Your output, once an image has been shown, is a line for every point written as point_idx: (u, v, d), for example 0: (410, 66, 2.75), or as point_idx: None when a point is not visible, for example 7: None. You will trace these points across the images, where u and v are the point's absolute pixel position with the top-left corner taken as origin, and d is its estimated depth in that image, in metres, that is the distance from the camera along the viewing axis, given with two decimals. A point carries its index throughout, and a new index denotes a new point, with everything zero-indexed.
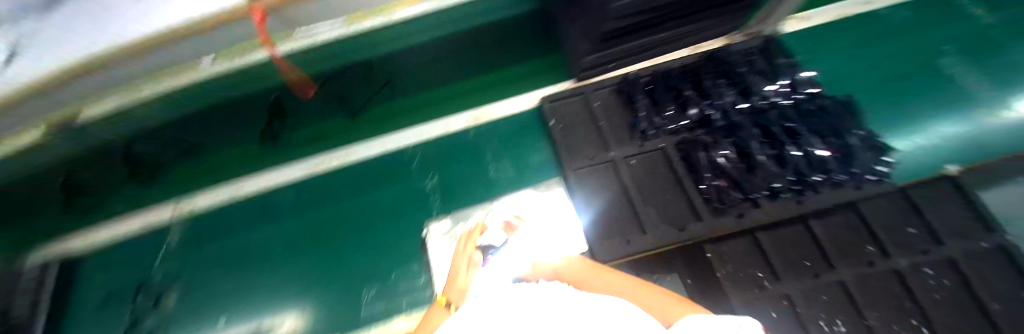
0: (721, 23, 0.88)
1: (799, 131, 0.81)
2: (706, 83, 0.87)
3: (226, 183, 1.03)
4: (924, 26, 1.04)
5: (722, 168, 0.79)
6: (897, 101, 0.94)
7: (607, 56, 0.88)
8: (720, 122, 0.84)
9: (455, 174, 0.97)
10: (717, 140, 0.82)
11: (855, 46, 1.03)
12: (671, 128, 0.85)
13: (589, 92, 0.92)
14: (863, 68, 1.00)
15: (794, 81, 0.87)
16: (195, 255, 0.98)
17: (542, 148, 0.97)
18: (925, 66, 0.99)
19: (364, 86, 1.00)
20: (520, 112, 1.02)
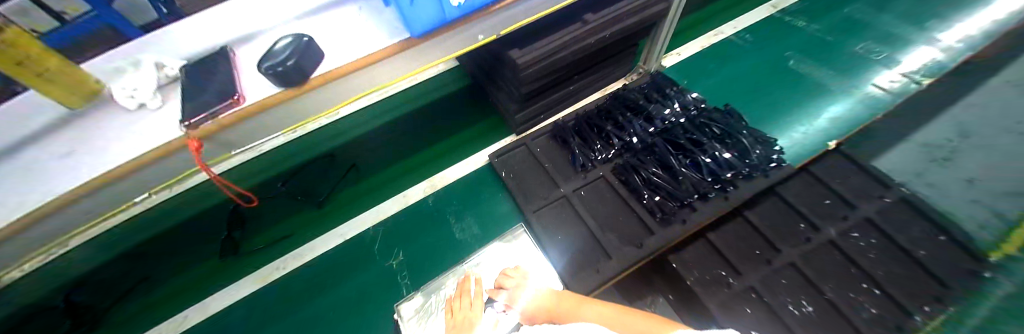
0: (614, 67, 1.04)
1: (702, 141, 0.91)
2: (618, 115, 0.98)
3: (170, 318, 0.91)
4: (771, 41, 1.31)
5: (654, 183, 0.86)
6: (772, 102, 1.14)
7: (533, 111, 0.99)
8: (639, 145, 0.93)
9: (421, 246, 0.94)
10: (642, 160, 0.91)
11: (728, 65, 1.24)
12: (603, 159, 0.93)
13: (528, 140, 1.01)
14: (740, 80, 1.20)
15: (682, 103, 0.99)
16: None
17: (500, 199, 0.99)
18: (783, 70, 1.22)
19: (336, 173, 1.09)
20: (470, 173, 1.05)
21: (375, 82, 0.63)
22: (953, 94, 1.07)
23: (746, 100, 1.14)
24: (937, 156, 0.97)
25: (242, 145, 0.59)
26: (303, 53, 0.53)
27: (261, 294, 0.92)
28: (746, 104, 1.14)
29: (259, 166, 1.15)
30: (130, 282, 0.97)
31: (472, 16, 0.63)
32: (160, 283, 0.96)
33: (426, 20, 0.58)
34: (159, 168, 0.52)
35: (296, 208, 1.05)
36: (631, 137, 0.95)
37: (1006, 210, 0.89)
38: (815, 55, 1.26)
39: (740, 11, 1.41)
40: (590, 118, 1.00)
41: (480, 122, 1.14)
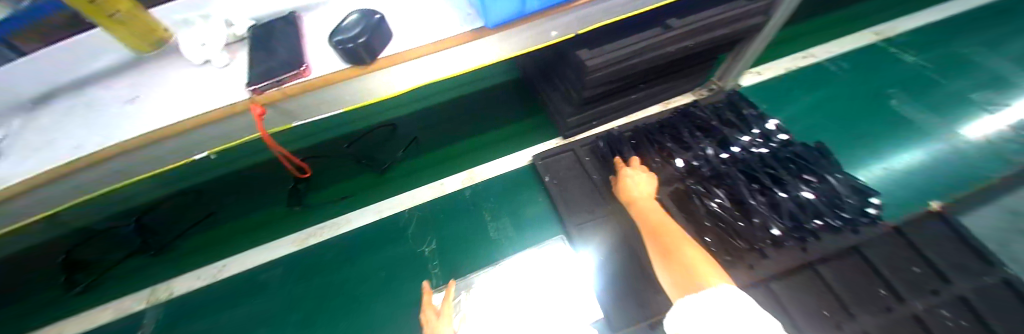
0: (686, 79, 0.94)
1: (782, 177, 0.78)
2: (684, 134, 0.87)
3: (211, 263, 0.96)
4: (868, 74, 1.16)
5: (719, 218, 0.77)
6: (859, 142, 1.00)
7: (589, 116, 0.91)
8: (705, 170, 0.82)
9: (454, 236, 0.91)
10: (709, 189, 0.80)
11: (812, 95, 1.11)
12: (663, 180, 0.84)
13: (578, 147, 0.93)
14: (825, 113, 1.07)
15: (763, 131, 0.87)
16: None
17: (539, 203, 0.93)
18: (880, 108, 1.07)
19: (392, 144, 1.09)
20: (511, 170, 1.00)
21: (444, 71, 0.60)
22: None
23: (833, 136, 1.02)
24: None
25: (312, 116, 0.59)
26: (373, 31, 0.51)
27: (295, 258, 0.94)
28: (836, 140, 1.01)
29: (300, 134, 1.16)
30: (181, 222, 1.03)
31: (551, 10, 0.56)
32: (204, 230, 1.01)
33: (503, 12, 0.53)
34: (213, 130, 0.51)
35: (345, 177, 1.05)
36: (694, 161, 0.84)
37: None
38: (918, 95, 1.10)
39: (830, 36, 1.26)
40: (652, 133, 0.90)
41: (528, 118, 1.08)
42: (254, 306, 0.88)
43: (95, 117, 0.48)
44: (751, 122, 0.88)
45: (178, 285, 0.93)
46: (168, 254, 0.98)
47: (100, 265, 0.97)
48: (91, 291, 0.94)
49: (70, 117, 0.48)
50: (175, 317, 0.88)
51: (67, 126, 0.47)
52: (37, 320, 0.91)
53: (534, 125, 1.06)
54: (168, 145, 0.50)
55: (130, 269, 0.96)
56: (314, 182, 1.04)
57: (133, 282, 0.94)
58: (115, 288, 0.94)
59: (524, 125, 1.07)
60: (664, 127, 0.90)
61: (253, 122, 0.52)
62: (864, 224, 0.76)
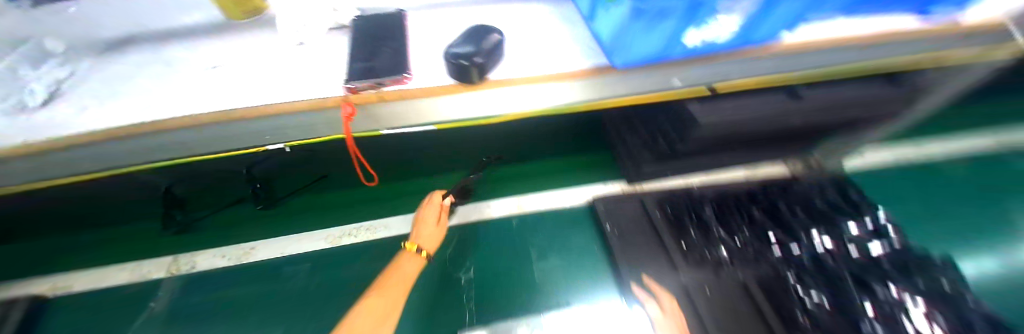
0: (779, 151, 0.87)
1: (896, 278, 0.63)
2: (783, 210, 0.76)
3: (242, 244, 0.93)
4: (983, 180, 1.02)
5: (813, 313, 0.62)
6: (986, 256, 0.84)
7: (667, 168, 0.85)
8: (808, 259, 0.68)
9: (494, 269, 0.82)
10: (802, 277, 0.66)
11: (922, 190, 0.97)
12: (746, 255, 0.71)
13: (649, 197, 0.84)
14: (937, 216, 0.93)
15: (874, 222, 0.73)
16: (167, 321, 0.81)
17: (592, 250, 0.83)
18: (1006, 222, 0.92)
19: (444, 158, 1.01)
20: (565, 207, 0.92)
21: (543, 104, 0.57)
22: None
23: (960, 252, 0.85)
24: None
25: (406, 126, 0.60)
26: (493, 53, 0.49)
27: (323, 254, 0.90)
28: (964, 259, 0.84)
29: None
30: (287, 179, 1.02)
31: (693, 59, 0.50)
32: (303, 192, 1.00)
33: (644, 54, 0.48)
34: (300, 118, 0.51)
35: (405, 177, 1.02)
36: (795, 243, 0.70)
37: None
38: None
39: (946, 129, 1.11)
40: (737, 199, 0.80)
41: (588, 155, 1.01)
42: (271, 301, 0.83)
43: (221, 96, 0.50)
44: (856, 209, 0.76)
45: (202, 259, 0.91)
46: (217, 221, 0.96)
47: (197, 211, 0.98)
48: (190, 232, 0.95)
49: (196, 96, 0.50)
50: (193, 293, 0.85)
51: (195, 101, 0.49)
52: (75, 260, 0.91)
53: (591, 164, 0.99)
54: (273, 125, 0.52)
55: (210, 220, 0.96)
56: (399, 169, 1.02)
57: (168, 241, 0.93)
58: (174, 242, 0.93)
59: (579, 162, 1.01)
60: (756, 197, 0.80)
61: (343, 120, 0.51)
62: None
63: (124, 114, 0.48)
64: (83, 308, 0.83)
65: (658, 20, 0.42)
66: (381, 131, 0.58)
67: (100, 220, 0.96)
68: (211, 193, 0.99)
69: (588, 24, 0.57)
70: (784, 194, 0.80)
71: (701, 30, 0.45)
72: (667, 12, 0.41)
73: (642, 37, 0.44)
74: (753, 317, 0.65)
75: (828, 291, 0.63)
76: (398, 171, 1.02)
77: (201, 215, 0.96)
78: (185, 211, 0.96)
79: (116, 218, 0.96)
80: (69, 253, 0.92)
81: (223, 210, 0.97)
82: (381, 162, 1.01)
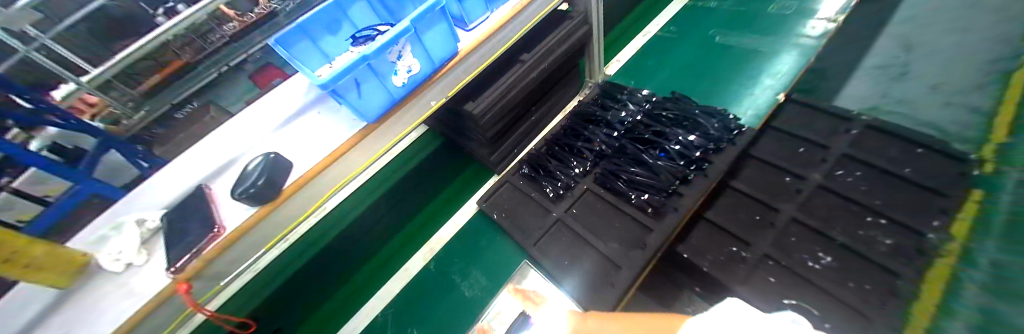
0: (566, 89, 1.16)
1: (663, 130, 0.94)
2: (582, 131, 1.02)
3: None
4: (694, 27, 1.45)
5: (635, 183, 0.88)
6: (709, 77, 1.25)
7: (506, 147, 1.04)
8: (609, 151, 0.96)
9: (437, 313, 0.89)
10: (620, 163, 0.92)
11: (662, 57, 1.37)
12: (581, 174, 0.95)
13: (509, 175, 1.03)
14: (677, 68, 1.32)
15: (635, 101, 1.04)
16: None
17: (502, 241, 0.98)
18: (715, 46, 1.34)
19: (335, 266, 1.00)
20: (463, 225, 1.04)
21: (342, 173, 0.56)
22: (869, 31, 1.23)
23: (688, 87, 1.24)
24: (898, 73, 1.08)
25: (232, 273, 0.51)
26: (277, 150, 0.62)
27: None
28: (692, 90, 1.22)
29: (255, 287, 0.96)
30: None
31: (420, 88, 0.64)
32: None
33: (379, 103, 0.57)
34: None
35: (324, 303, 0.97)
36: (602, 145, 0.97)
37: (977, 103, 0.94)
38: (736, 29, 1.38)
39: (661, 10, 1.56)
40: (559, 139, 1.04)
41: (465, 172, 1.13)
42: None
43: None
44: (623, 99, 1.06)
45: None
46: None
47: None
48: None
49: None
50: None
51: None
52: None
53: (470, 179, 1.12)
54: None
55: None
56: (316, 300, 0.97)
57: None
58: None
59: (460, 183, 1.13)
60: (571, 128, 1.05)
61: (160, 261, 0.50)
62: (737, 134, 0.90)
63: None
64: None
65: (362, 85, 0.55)
66: (223, 283, 0.51)
67: None
68: None
69: None
70: (583, 117, 1.06)
71: (396, 74, 0.59)
72: (356, 77, 0.54)
73: (362, 100, 0.55)
74: (605, 209, 0.89)
75: (635, 163, 0.91)
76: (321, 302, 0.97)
77: None
78: None
79: None
80: None
81: None
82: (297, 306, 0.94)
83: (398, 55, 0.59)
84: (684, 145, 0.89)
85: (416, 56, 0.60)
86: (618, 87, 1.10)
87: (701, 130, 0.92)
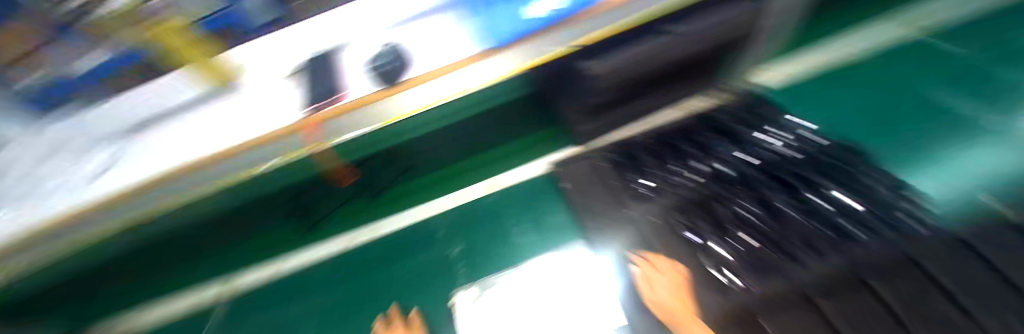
0: (706, 82, 0.94)
1: (819, 175, 0.68)
2: (704, 138, 0.87)
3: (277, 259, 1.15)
4: (943, 48, 0.97)
5: (745, 221, 0.67)
6: (913, 131, 0.89)
7: (604, 124, 0.93)
8: (726, 175, 0.78)
9: (479, 238, 1.02)
10: (732, 193, 0.73)
11: (855, 83, 1.01)
12: (680, 186, 0.80)
13: (597, 155, 0.97)
14: (868, 105, 0.97)
15: (791, 128, 0.81)
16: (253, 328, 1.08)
17: (559, 210, 0.99)
18: (957, 90, 0.91)
19: (391, 170, 1.02)
20: (528, 177, 1.06)
21: (472, 84, 0.68)
22: None
23: (870, 136, 0.91)
24: None
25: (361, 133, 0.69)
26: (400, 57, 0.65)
27: (353, 248, 1.12)
28: (876, 143, 0.90)
29: None
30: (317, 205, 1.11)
31: (550, 28, 0.64)
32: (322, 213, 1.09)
33: (507, 30, 0.64)
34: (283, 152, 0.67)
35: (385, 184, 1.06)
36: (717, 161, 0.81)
37: None
38: None
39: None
40: (670, 138, 0.92)
41: (547, 128, 1.04)
42: (339, 296, 1.07)
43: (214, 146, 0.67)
44: (777, 121, 0.83)
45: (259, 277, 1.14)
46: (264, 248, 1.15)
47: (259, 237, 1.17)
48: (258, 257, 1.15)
49: (200, 146, 0.67)
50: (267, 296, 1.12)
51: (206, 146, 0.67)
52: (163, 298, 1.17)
53: (550, 133, 1.08)
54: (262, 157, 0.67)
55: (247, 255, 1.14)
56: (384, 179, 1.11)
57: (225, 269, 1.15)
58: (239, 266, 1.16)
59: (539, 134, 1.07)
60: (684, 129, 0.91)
61: (313, 135, 0.66)
62: (980, 229, 0.54)
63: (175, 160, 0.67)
64: (179, 333, 1.11)
65: None
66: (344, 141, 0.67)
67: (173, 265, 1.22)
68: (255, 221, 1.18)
69: (473, 19, 0.68)
70: (713, 124, 0.90)
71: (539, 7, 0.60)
72: None
73: (498, 27, 0.60)
74: (691, 238, 0.71)
75: (756, 201, 0.69)
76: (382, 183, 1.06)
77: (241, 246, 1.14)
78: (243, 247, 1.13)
79: None
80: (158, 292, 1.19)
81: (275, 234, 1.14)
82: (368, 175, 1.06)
83: None
84: (852, 200, 0.61)
85: None
86: (770, 105, 0.89)
87: (902, 197, 0.59)
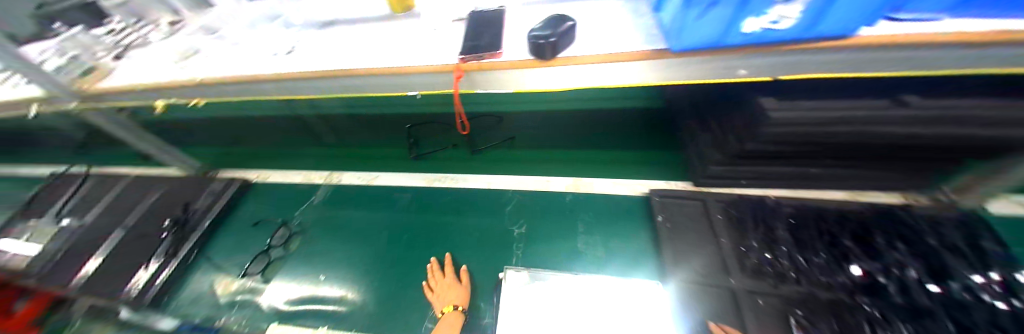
0: (894, 178, 0.76)
1: None
2: (875, 239, 0.69)
3: (370, 172, 1.24)
4: None
5: None
6: None
7: (740, 172, 0.82)
8: (890, 294, 0.62)
9: (546, 231, 0.92)
10: (890, 319, 0.60)
11: None
12: (819, 281, 0.67)
13: (711, 200, 0.83)
14: None
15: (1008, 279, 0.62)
16: (310, 217, 1.14)
17: (643, 239, 0.85)
18: None
19: (497, 135, 1.19)
20: (621, 194, 0.95)
21: (628, 79, 0.62)
22: None
23: None
24: None
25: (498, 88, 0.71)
26: (563, 34, 0.62)
27: (424, 189, 1.14)
28: None
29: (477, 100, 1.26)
30: (428, 140, 1.26)
31: (752, 48, 0.52)
32: (433, 148, 1.24)
33: (701, 36, 0.51)
34: (426, 78, 0.71)
35: (489, 144, 1.18)
36: (883, 277, 0.65)
37: None
38: None
39: None
40: (823, 221, 0.74)
41: (662, 153, 1.01)
42: (399, 225, 1.06)
43: (370, 62, 0.72)
44: (989, 263, 0.64)
45: (346, 178, 1.24)
46: (368, 157, 1.30)
47: (372, 146, 1.33)
48: (360, 162, 1.30)
49: (363, 56, 0.74)
50: (335, 198, 1.18)
51: (365, 57, 0.73)
52: (276, 164, 1.37)
53: (664, 161, 1.00)
54: (409, 81, 0.72)
55: (352, 156, 1.32)
56: (489, 140, 1.19)
57: (332, 161, 1.32)
58: (339, 163, 1.30)
59: (652, 157, 1.02)
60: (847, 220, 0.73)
61: (453, 81, 0.71)
62: None
63: (338, 56, 0.75)
64: (272, 189, 1.26)
65: (710, 7, 0.48)
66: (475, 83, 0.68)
67: (297, 142, 1.44)
68: (372, 133, 1.35)
69: (654, 15, 0.63)
70: (890, 227, 0.71)
71: (761, 18, 0.48)
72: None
73: (695, 23, 0.50)
74: None
75: None
76: (490, 143, 1.18)
77: (358, 148, 1.34)
78: (360, 150, 1.33)
79: (306, 139, 1.44)
80: (277, 157, 1.41)
81: (381, 150, 1.30)
82: (478, 130, 1.22)
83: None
84: None
85: (804, 13, 0.46)
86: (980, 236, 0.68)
87: None
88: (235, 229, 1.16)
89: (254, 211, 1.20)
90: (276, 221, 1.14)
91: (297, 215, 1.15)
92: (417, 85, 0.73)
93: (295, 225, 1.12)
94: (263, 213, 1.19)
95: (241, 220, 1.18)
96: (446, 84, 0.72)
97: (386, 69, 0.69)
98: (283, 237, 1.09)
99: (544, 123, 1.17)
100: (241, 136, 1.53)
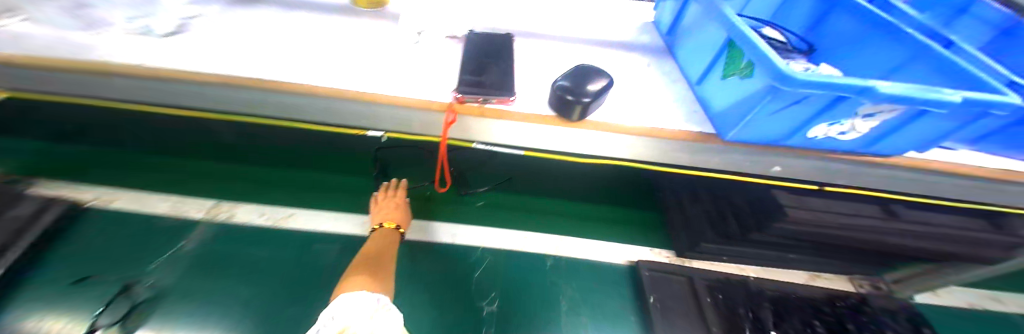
0: (852, 264, 0.82)
1: None
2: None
3: (282, 207, 0.93)
4: None
5: None
6: None
7: (726, 250, 0.81)
8: None
9: (521, 306, 0.78)
10: None
11: None
12: None
13: (699, 278, 0.80)
14: None
15: None
16: (177, 274, 0.79)
17: (627, 323, 0.77)
18: None
19: (494, 177, 1.02)
20: (604, 261, 0.87)
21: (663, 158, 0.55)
22: None
23: None
24: None
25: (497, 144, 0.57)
26: (599, 95, 0.49)
27: (357, 239, 0.89)
28: None
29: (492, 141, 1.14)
30: (406, 171, 1.05)
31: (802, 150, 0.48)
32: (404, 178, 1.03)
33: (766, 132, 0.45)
34: (399, 111, 0.52)
35: (481, 182, 1.01)
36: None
37: None
38: None
39: None
40: (799, 311, 0.75)
41: (644, 214, 0.96)
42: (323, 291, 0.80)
43: (318, 78, 0.50)
44: None
45: (240, 212, 0.91)
46: (287, 182, 1.00)
47: (296, 169, 1.03)
48: (275, 186, 0.98)
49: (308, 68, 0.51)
50: (230, 241, 0.86)
51: (312, 71, 0.50)
52: (135, 178, 0.96)
53: (646, 223, 0.95)
54: (377, 113, 0.53)
55: (269, 176, 1.00)
56: (479, 177, 1.02)
57: (234, 180, 0.98)
58: (243, 186, 0.97)
59: (633, 218, 0.96)
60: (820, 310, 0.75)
61: (441, 124, 0.54)
62: None
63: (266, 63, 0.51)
64: (129, 218, 0.88)
65: (790, 105, 0.41)
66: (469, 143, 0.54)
67: (180, 148, 1.05)
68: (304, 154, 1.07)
69: (691, 87, 0.56)
70: (856, 320, 0.73)
71: (831, 126, 0.43)
72: (804, 99, 0.39)
73: (766, 118, 0.43)
74: None
75: None
76: (482, 181, 1.01)
77: (276, 169, 1.02)
78: (281, 168, 1.02)
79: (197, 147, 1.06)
80: (141, 165, 0.99)
81: (309, 174, 1.02)
82: (473, 167, 1.04)
83: (869, 114, 0.40)
84: None
85: (873, 129, 0.42)
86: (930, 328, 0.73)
87: None
88: (44, 283, 0.76)
89: (87, 253, 0.81)
90: (119, 278, 0.77)
91: (150, 271, 0.79)
92: (389, 121, 0.54)
93: (145, 289, 0.76)
94: (103, 257, 0.81)
95: (61, 267, 0.79)
96: (428, 127, 0.54)
97: (338, 92, 0.48)
98: (120, 308, 0.72)
99: (521, 166, 1.05)
100: (86, 131, 1.07)
